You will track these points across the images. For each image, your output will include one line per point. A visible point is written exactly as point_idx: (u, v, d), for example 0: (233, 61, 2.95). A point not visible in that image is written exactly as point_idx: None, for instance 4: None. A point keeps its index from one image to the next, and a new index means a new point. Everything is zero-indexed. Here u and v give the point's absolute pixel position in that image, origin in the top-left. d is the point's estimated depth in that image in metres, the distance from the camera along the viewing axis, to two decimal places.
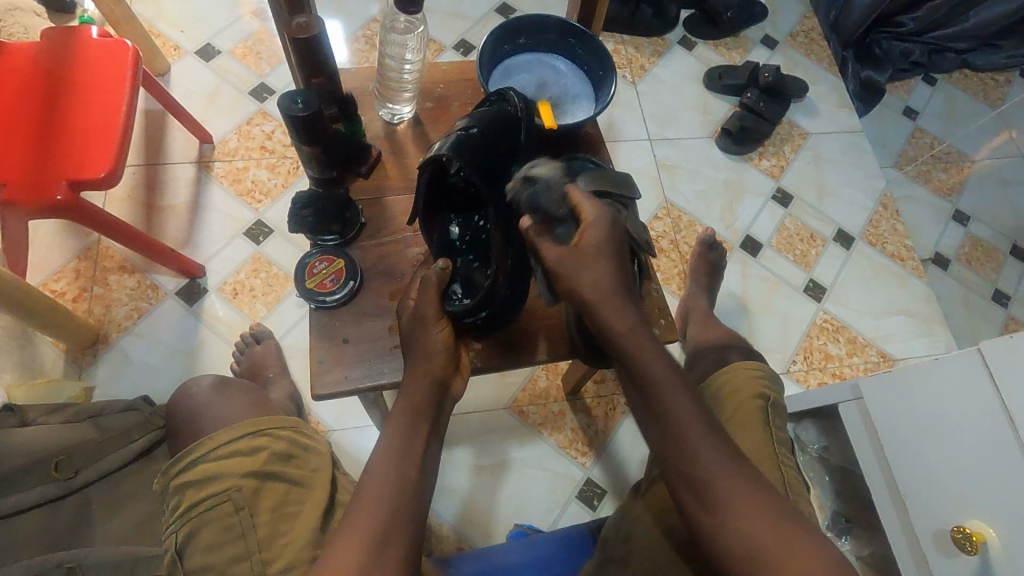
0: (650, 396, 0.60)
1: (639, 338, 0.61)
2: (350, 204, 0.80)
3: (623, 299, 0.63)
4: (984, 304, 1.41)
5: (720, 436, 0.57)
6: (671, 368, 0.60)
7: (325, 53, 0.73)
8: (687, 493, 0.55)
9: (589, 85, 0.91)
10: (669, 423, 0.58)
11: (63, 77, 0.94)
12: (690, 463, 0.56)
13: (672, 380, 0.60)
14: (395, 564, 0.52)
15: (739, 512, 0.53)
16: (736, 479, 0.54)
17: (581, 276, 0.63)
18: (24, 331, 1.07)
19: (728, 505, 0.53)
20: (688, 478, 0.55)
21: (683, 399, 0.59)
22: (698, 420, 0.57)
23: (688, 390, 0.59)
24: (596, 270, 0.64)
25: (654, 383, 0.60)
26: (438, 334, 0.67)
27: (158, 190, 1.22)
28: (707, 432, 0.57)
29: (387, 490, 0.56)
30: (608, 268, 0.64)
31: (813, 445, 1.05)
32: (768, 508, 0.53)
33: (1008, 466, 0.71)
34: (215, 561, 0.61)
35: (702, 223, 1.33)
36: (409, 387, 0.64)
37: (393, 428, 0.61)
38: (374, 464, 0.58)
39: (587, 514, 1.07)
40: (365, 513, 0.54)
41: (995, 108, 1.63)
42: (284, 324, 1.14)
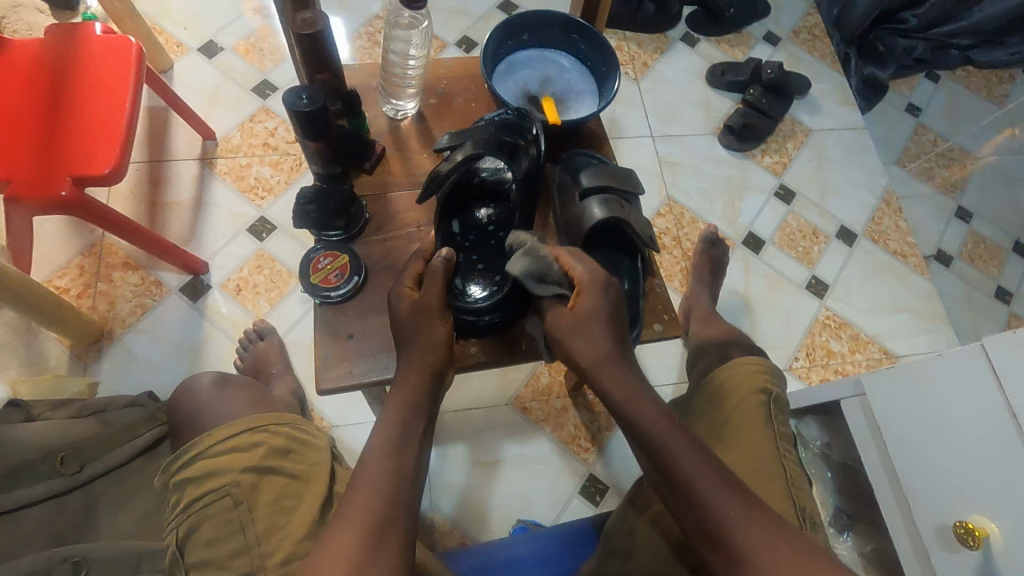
0: (653, 451, 0.60)
1: (621, 381, 0.65)
2: (354, 200, 0.80)
3: (617, 359, 0.67)
4: (987, 301, 1.41)
5: (724, 479, 0.57)
6: (666, 421, 0.62)
7: (330, 49, 0.73)
8: (707, 548, 0.55)
9: (592, 81, 0.91)
10: (675, 477, 0.58)
11: (67, 74, 0.95)
12: (700, 514, 0.55)
13: (671, 434, 0.60)
14: (392, 552, 0.52)
15: (756, 553, 0.52)
16: (748, 518, 0.54)
17: (576, 344, 0.67)
18: (29, 327, 1.08)
19: (744, 549, 0.53)
20: (703, 531, 0.55)
21: (685, 450, 0.59)
22: (704, 468, 0.57)
23: (689, 440, 0.60)
24: (582, 340, 0.67)
25: (657, 440, 0.60)
26: (438, 329, 0.68)
27: (162, 187, 1.22)
28: (713, 478, 0.57)
29: (383, 480, 0.56)
30: (603, 336, 0.67)
31: (815, 441, 1.05)
32: (784, 542, 0.53)
33: (1011, 462, 0.71)
34: (215, 555, 0.61)
35: (705, 220, 1.33)
36: (405, 379, 0.65)
37: (389, 418, 0.62)
38: (370, 454, 0.59)
39: (590, 510, 1.07)
40: (360, 504, 0.54)
41: (1000, 105, 1.63)
42: (287, 321, 1.14)
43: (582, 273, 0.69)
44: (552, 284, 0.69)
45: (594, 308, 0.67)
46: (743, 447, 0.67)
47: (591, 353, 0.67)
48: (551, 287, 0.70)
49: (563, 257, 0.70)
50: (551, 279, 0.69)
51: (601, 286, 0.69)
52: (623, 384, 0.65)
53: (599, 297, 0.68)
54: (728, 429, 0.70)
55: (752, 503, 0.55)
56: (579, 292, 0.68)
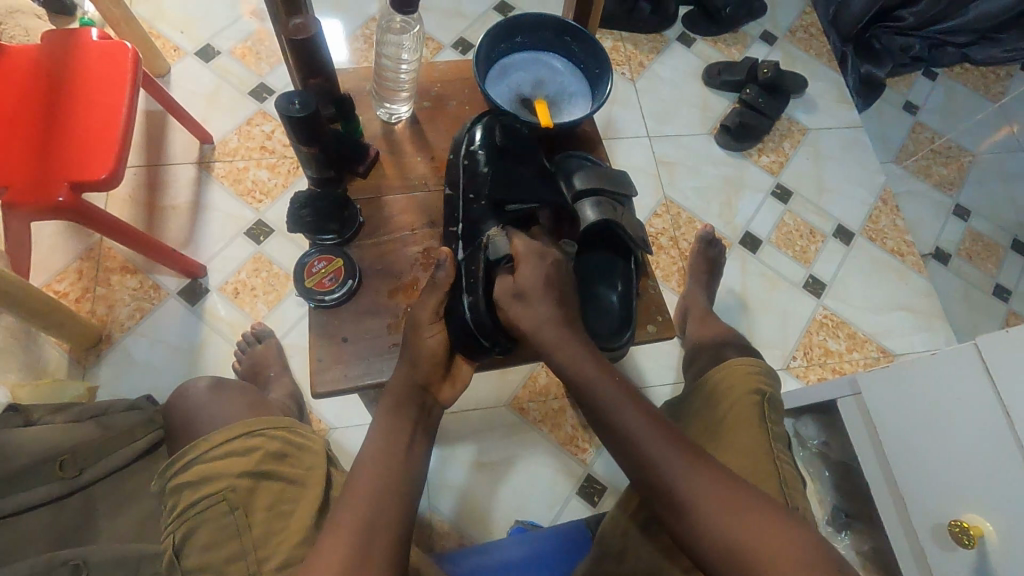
0: (610, 427, 0.61)
1: (568, 348, 0.63)
2: (348, 203, 0.80)
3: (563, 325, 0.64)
4: (985, 298, 1.41)
5: (677, 442, 0.59)
6: (622, 391, 0.62)
7: (321, 53, 0.73)
8: (669, 516, 0.57)
9: (585, 83, 0.90)
10: (632, 449, 0.59)
11: (64, 80, 0.95)
12: (662, 488, 0.57)
13: (627, 407, 0.61)
14: (378, 554, 0.53)
15: (704, 504, 0.55)
16: (697, 473, 0.56)
17: (517, 311, 0.64)
18: (28, 332, 1.08)
19: (700, 512, 0.55)
20: (665, 499, 0.57)
21: (637, 417, 0.60)
22: (655, 432, 0.59)
23: (639, 406, 0.62)
24: (531, 309, 0.64)
25: (609, 411, 0.61)
26: (429, 338, 0.67)
27: (159, 191, 1.23)
28: (673, 449, 0.58)
29: (375, 487, 0.57)
30: (545, 303, 0.64)
31: (812, 441, 1.05)
32: (735, 494, 0.55)
33: (1006, 463, 0.71)
34: (210, 561, 0.62)
35: (701, 220, 1.33)
36: (390, 385, 0.66)
37: (378, 421, 0.63)
38: (363, 460, 0.60)
39: (588, 511, 1.07)
40: (350, 512, 0.55)
41: (995, 101, 1.63)
42: (285, 323, 1.15)
43: (519, 244, 0.66)
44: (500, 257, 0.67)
45: (535, 278, 0.64)
46: (736, 450, 0.67)
47: (531, 320, 0.64)
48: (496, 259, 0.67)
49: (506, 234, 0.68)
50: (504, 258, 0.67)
51: (541, 255, 0.66)
52: (569, 350, 0.63)
53: (541, 265, 0.65)
54: (724, 431, 0.70)
55: (706, 464, 0.57)
56: (518, 263, 0.65)
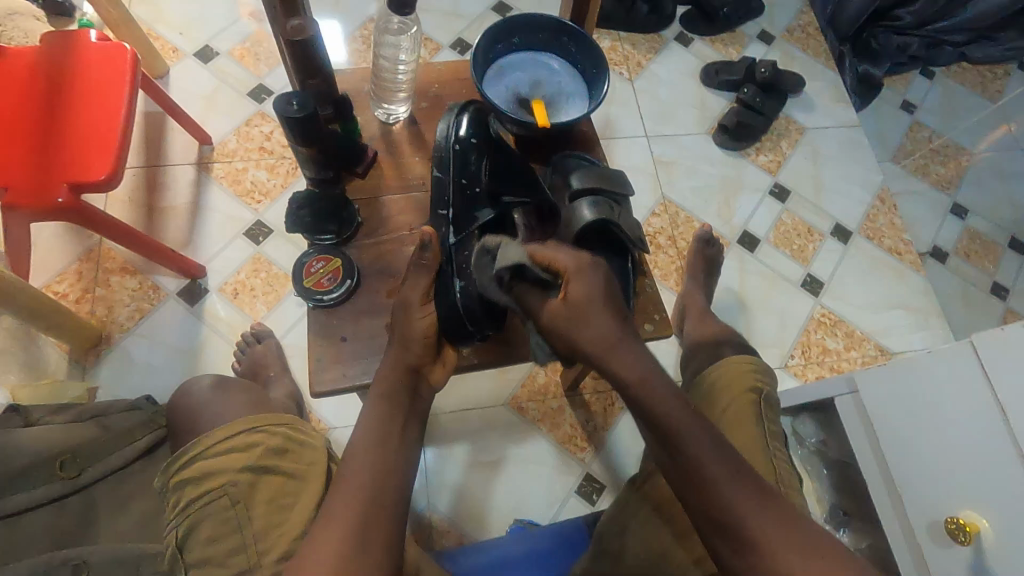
0: (667, 437, 0.57)
1: (621, 361, 0.60)
2: (347, 204, 0.80)
3: (627, 341, 0.60)
4: (983, 296, 1.41)
5: (747, 480, 0.54)
6: (677, 400, 0.58)
7: (319, 54, 0.74)
8: (720, 542, 0.53)
9: (582, 83, 0.91)
10: (688, 463, 0.55)
11: (63, 81, 0.95)
12: (718, 515, 0.53)
13: (684, 418, 0.57)
14: (373, 547, 0.53)
15: (769, 545, 0.51)
16: (761, 512, 0.52)
17: (579, 335, 0.60)
18: (29, 333, 1.08)
19: (764, 550, 0.51)
20: (719, 527, 0.53)
21: (707, 442, 0.56)
22: (727, 461, 0.55)
23: (697, 422, 0.57)
24: (586, 329, 0.60)
25: (676, 433, 0.57)
26: (420, 320, 0.67)
27: (158, 192, 1.23)
28: (734, 474, 0.54)
29: (367, 479, 0.57)
30: (608, 320, 0.60)
31: (810, 439, 1.05)
32: (810, 553, 0.50)
33: (1002, 460, 0.71)
34: (214, 554, 0.62)
35: (699, 219, 1.33)
36: (381, 372, 0.66)
37: (372, 411, 0.63)
38: (353, 451, 0.59)
39: (586, 509, 1.08)
40: (343, 504, 0.54)
41: (993, 100, 1.64)
42: (285, 323, 1.15)
43: (566, 260, 0.61)
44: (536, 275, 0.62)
45: (589, 292, 0.61)
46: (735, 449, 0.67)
47: (594, 335, 0.60)
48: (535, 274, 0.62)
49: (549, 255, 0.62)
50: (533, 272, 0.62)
51: (591, 270, 0.62)
52: (633, 370, 0.59)
53: (592, 280, 0.61)
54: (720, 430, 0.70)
55: (767, 497, 0.54)
56: (568, 281, 0.61)
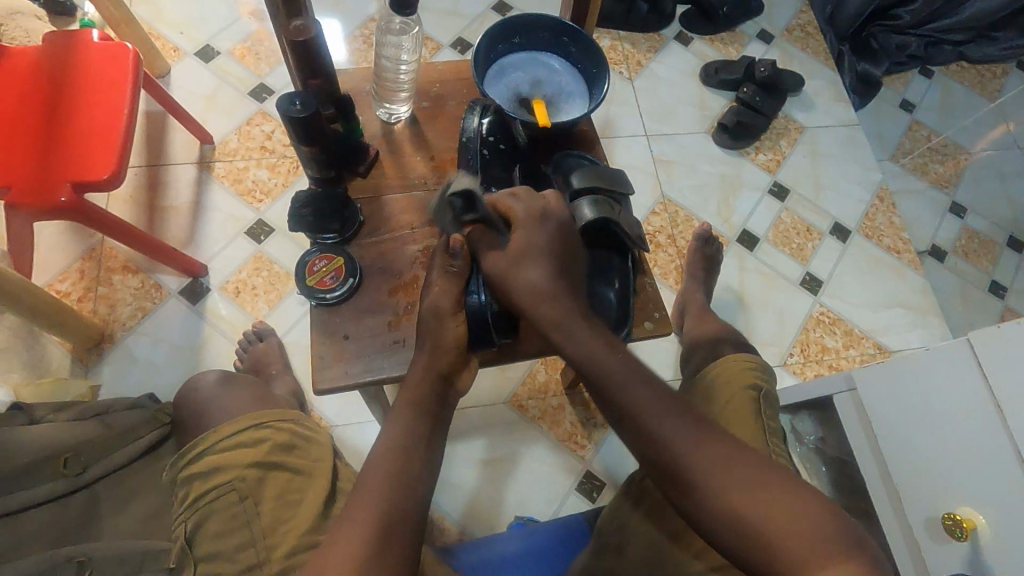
0: (606, 393, 0.60)
1: (557, 314, 0.64)
2: (349, 203, 0.81)
3: (561, 298, 0.65)
4: (981, 295, 1.42)
5: (681, 416, 0.56)
6: (607, 353, 0.62)
7: (322, 54, 0.74)
8: (665, 481, 0.55)
9: (582, 82, 0.91)
10: (626, 413, 0.58)
11: (66, 81, 0.96)
12: (659, 455, 0.55)
13: (619, 371, 0.60)
14: (393, 555, 0.51)
15: (706, 470, 0.53)
16: (713, 455, 0.53)
17: (514, 283, 0.65)
18: (31, 331, 1.09)
19: (701, 476, 0.53)
20: (662, 468, 0.55)
21: (652, 401, 0.58)
22: (673, 414, 0.56)
23: (632, 373, 0.60)
24: (528, 272, 0.65)
25: (621, 400, 0.58)
26: (454, 328, 0.67)
27: (160, 191, 1.23)
28: (667, 413, 0.56)
29: (387, 484, 0.55)
30: (543, 274, 0.65)
31: (810, 436, 1.07)
32: (744, 468, 0.52)
33: (998, 455, 0.72)
34: (221, 548, 0.62)
35: (699, 218, 1.34)
36: (410, 378, 0.65)
37: (396, 418, 0.61)
38: (375, 457, 0.58)
39: (587, 506, 1.08)
40: (362, 510, 0.53)
41: (992, 99, 1.64)
42: (286, 321, 1.15)
43: (519, 206, 0.68)
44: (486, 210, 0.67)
45: (533, 240, 0.66)
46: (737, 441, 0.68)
47: (529, 286, 0.65)
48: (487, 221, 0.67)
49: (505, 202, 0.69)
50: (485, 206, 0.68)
51: (538, 220, 0.67)
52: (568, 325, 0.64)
53: (534, 231, 0.67)
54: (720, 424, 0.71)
55: (703, 428, 0.55)
56: (514, 227, 0.67)
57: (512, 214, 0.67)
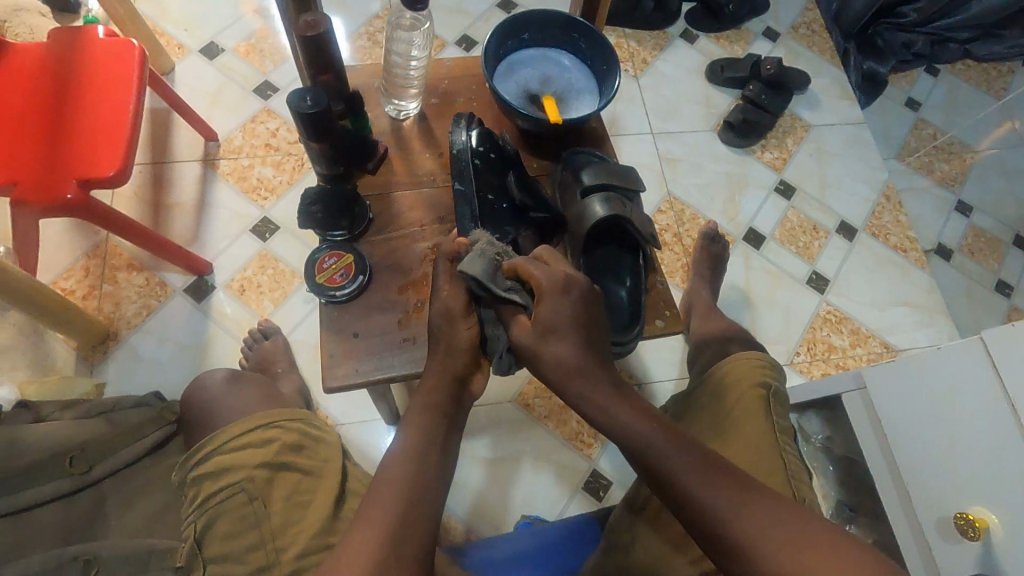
0: (642, 459, 0.57)
1: (585, 379, 0.61)
2: (358, 200, 0.80)
3: (590, 366, 0.61)
4: (987, 294, 1.41)
5: (723, 478, 0.53)
6: (638, 414, 0.59)
7: (331, 51, 0.74)
8: (715, 551, 0.51)
9: (592, 79, 0.91)
10: (662, 477, 0.55)
11: (71, 77, 0.95)
12: (704, 525, 0.52)
13: (652, 435, 0.57)
14: (408, 558, 0.51)
15: (759, 541, 0.49)
16: (755, 515, 0.50)
17: (544, 353, 0.61)
18: (36, 329, 1.09)
19: (755, 547, 0.49)
20: (711, 537, 0.51)
21: (680, 460, 0.55)
22: (705, 472, 0.53)
23: (667, 435, 0.57)
24: (556, 348, 0.61)
25: (657, 463, 0.55)
26: (466, 330, 0.66)
27: (165, 189, 1.23)
28: (708, 478, 0.53)
29: (402, 488, 0.55)
30: (572, 347, 0.61)
31: (816, 436, 1.06)
32: (803, 536, 0.49)
33: (1011, 454, 0.72)
34: (231, 549, 0.62)
35: (705, 216, 1.33)
36: (425, 383, 0.64)
37: (412, 421, 0.61)
38: (390, 461, 0.57)
39: (594, 505, 1.08)
40: (377, 514, 0.53)
41: (998, 97, 1.64)
42: (292, 319, 1.15)
43: (541, 276, 0.63)
44: (505, 290, 0.65)
45: (557, 314, 0.61)
46: (748, 441, 0.68)
47: (560, 358, 0.61)
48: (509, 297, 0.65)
49: (525, 268, 0.65)
50: (504, 285, 0.66)
51: (564, 288, 0.62)
52: (594, 389, 0.60)
53: (563, 303, 0.62)
54: (730, 423, 0.70)
55: (750, 491, 0.52)
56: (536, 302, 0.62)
57: (538, 289, 0.63)
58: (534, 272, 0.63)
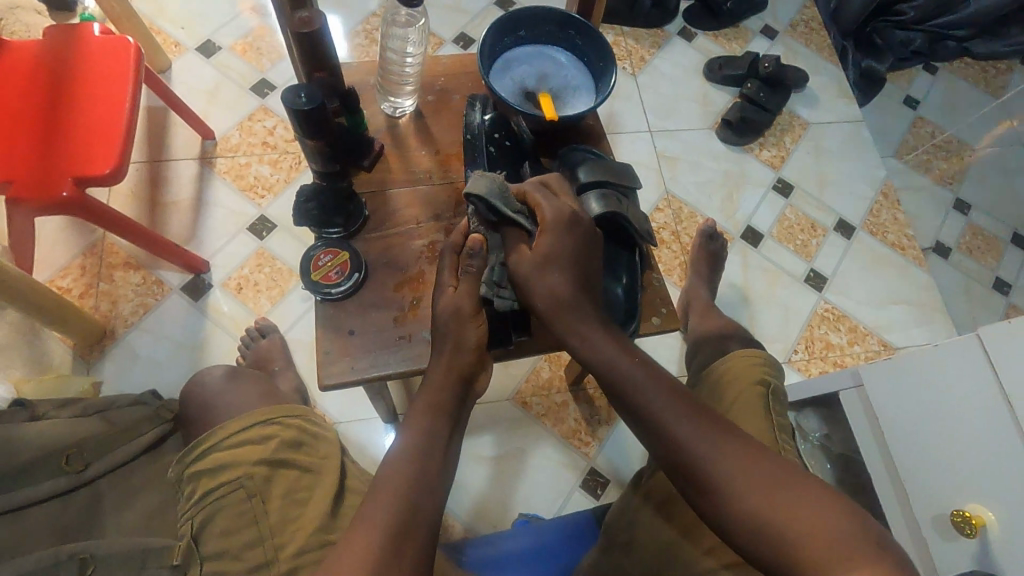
0: (622, 393, 0.57)
1: (577, 321, 0.61)
2: (354, 197, 0.80)
3: (582, 306, 0.62)
4: (985, 292, 1.41)
5: (696, 415, 0.54)
6: (624, 353, 0.59)
7: (327, 47, 0.73)
8: (684, 482, 0.52)
9: (588, 76, 0.90)
10: (639, 411, 0.56)
11: (67, 75, 0.95)
12: (675, 458, 0.53)
13: (634, 371, 0.57)
14: (406, 560, 0.50)
15: (727, 476, 0.50)
16: (724, 452, 0.51)
17: (536, 287, 0.62)
18: (32, 327, 1.08)
19: (721, 481, 0.50)
20: (680, 468, 0.52)
21: (668, 403, 0.55)
22: (694, 412, 0.54)
23: (647, 371, 0.58)
24: (551, 279, 0.62)
25: (634, 398, 0.56)
26: (474, 328, 0.66)
27: (161, 187, 1.23)
28: (683, 415, 0.54)
29: (403, 488, 0.54)
30: (567, 281, 0.62)
31: (815, 434, 1.04)
32: (769, 475, 0.50)
33: (1009, 452, 0.72)
34: (228, 546, 0.62)
35: (703, 214, 1.33)
36: (431, 382, 0.63)
37: (414, 422, 0.60)
38: (391, 461, 0.56)
39: (592, 503, 1.08)
40: (376, 515, 0.52)
41: (997, 96, 1.64)
42: (289, 318, 1.15)
43: (548, 210, 0.64)
44: (513, 211, 0.66)
45: (558, 245, 0.62)
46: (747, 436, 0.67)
47: (553, 296, 0.61)
48: (516, 221, 0.65)
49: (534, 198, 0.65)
50: (512, 207, 0.66)
51: (567, 225, 0.63)
52: (583, 328, 0.61)
53: (564, 238, 0.63)
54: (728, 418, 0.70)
55: (721, 427, 0.53)
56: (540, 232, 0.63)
57: (544, 220, 0.63)
58: (543, 204, 0.64)
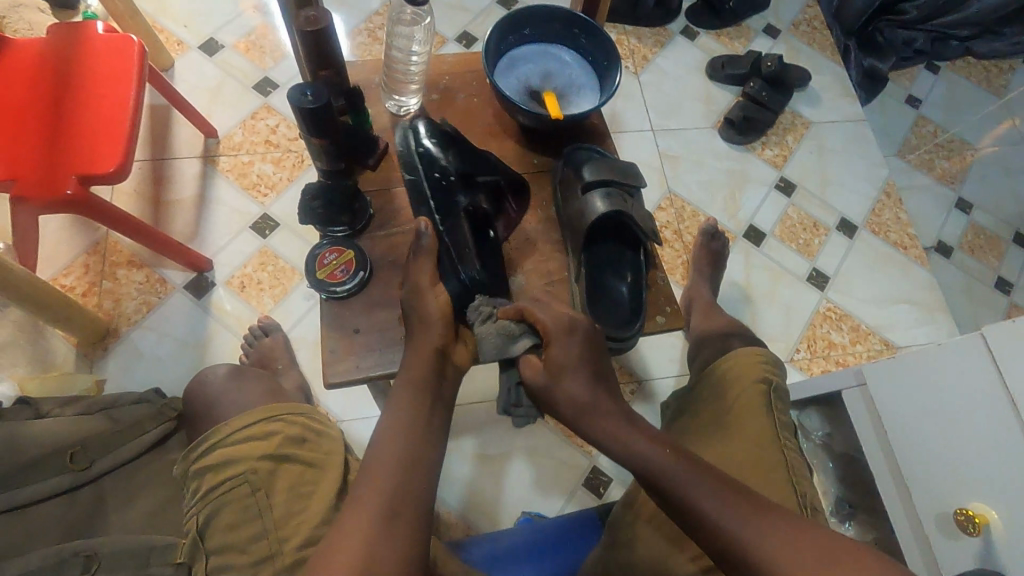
0: (646, 475, 0.59)
1: (599, 413, 0.64)
2: (359, 195, 0.81)
3: (604, 401, 0.65)
4: (987, 291, 1.41)
5: (716, 484, 0.55)
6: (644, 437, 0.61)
7: (331, 45, 0.73)
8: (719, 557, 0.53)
9: (593, 76, 0.91)
10: (662, 489, 0.57)
11: (70, 73, 0.95)
12: (705, 534, 0.53)
13: (654, 453, 0.59)
14: (401, 536, 0.52)
15: (755, 542, 0.50)
16: (749, 518, 0.52)
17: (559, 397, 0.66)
18: (35, 326, 1.08)
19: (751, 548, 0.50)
20: (713, 544, 0.53)
21: (690, 476, 0.56)
22: (690, 474, 0.56)
23: (665, 451, 0.59)
24: (569, 387, 0.65)
25: (657, 476, 0.58)
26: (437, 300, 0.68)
27: (164, 185, 1.23)
28: (702, 486, 0.55)
29: (393, 467, 0.56)
30: (582, 384, 0.65)
31: (816, 432, 1.06)
32: (794, 536, 0.50)
33: (1012, 450, 0.72)
34: (234, 540, 0.62)
35: (705, 213, 1.33)
36: (410, 361, 0.65)
37: (399, 399, 0.62)
38: (380, 441, 0.59)
39: (594, 501, 1.08)
40: (370, 495, 0.54)
41: (999, 95, 1.64)
42: (291, 317, 1.15)
43: (546, 320, 0.67)
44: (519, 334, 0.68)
45: (567, 354, 0.65)
46: (749, 437, 0.68)
47: (576, 397, 0.65)
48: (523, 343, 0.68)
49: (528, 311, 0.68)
50: (514, 333, 0.68)
51: (570, 327, 0.67)
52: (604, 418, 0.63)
53: (572, 342, 0.66)
54: (730, 418, 0.71)
55: (740, 495, 0.54)
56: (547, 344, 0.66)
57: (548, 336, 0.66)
58: (541, 320, 0.67)
